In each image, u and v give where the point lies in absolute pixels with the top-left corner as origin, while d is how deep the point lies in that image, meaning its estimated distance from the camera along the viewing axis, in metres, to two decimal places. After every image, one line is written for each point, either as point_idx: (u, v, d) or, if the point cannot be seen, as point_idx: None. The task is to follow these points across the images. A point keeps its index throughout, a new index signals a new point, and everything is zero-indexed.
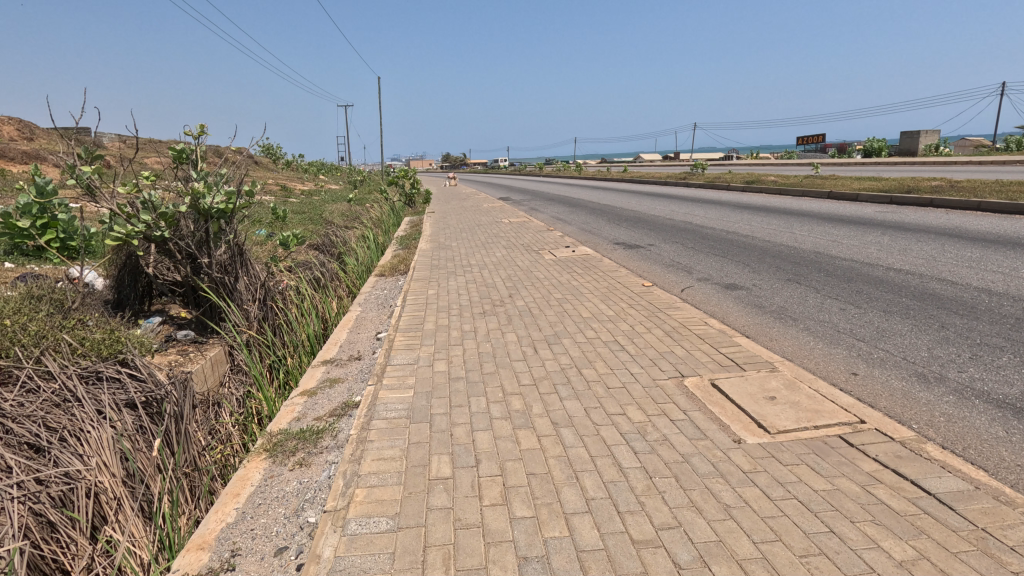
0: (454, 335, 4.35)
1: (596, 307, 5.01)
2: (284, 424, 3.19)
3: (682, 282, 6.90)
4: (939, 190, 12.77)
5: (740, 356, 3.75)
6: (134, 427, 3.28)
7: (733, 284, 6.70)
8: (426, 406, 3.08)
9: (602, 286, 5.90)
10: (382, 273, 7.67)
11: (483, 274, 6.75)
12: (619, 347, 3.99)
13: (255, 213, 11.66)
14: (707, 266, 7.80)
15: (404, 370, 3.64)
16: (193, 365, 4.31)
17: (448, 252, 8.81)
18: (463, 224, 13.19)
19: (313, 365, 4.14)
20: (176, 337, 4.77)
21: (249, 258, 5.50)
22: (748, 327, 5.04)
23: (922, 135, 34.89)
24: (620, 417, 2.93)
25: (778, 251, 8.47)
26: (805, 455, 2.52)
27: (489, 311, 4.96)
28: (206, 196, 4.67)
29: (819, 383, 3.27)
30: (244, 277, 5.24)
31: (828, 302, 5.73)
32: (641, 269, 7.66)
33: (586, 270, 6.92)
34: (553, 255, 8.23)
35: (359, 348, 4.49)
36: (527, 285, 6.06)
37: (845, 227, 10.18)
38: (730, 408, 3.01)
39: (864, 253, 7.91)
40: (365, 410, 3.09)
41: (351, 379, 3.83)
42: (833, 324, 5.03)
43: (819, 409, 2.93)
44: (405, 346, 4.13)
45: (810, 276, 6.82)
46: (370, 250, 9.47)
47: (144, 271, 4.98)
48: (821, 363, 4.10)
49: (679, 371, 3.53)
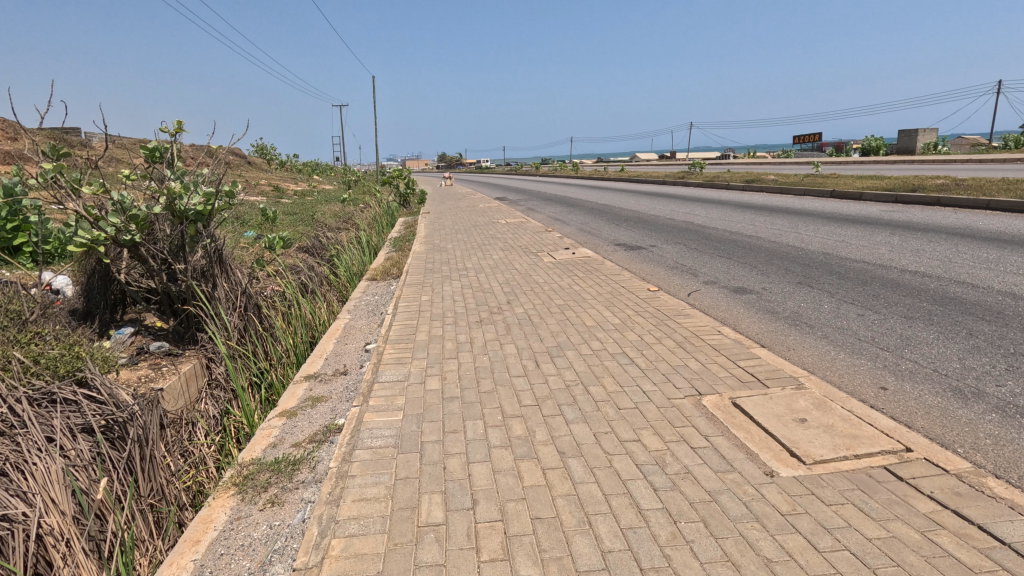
0: (449, 347, 4.02)
1: (600, 315, 4.68)
2: (258, 452, 2.86)
3: (688, 285, 6.59)
4: (946, 188, 12.50)
5: (761, 370, 3.43)
6: (90, 455, 2.94)
7: (742, 288, 6.40)
8: (416, 432, 2.75)
9: (605, 290, 5.58)
10: (373, 276, 7.32)
11: (480, 279, 6.41)
12: (628, 360, 3.67)
13: (244, 215, 11.29)
14: (713, 268, 7.50)
15: (393, 389, 3.31)
16: (166, 381, 3.96)
17: (443, 255, 8.45)
18: (459, 225, 12.87)
19: (295, 381, 3.81)
20: (149, 349, 4.41)
21: (230, 263, 5.14)
22: (762, 335, 4.73)
23: (920, 134, 34.74)
24: (635, 444, 2.60)
25: (786, 252, 8.18)
26: (850, 492, 2.20)
27: (486, 320, 4.63)
28: (183, 197, 4.29)
29: (852, 403, 2.96)
30: (224, 283, 4.89)
31: (844, 306, 5.43)
32: (644, 271, 7.35)
33: (588, 273, 6.59)
34: (553, 258, 7.91)
35: (346, 361, 4.15)
36: (527, 290, 5.74)
37: (852, 226, 9.88)
38: (756, 433, 2.69)
39: (875, 253, 7.62)
40: (347, 437, 2.75)
41: (335, 397, 3.50)
42: (853, 332, 4.72)
43: (857, 434, 2.61)
44: (394, 360, 3.79)
45: (822, 278, 6.52)
46: (362, 254, 9.12)
47: (115, 278, 4.63)
48: (846, 376, 3.78)
49: (695, 389, 3.21)
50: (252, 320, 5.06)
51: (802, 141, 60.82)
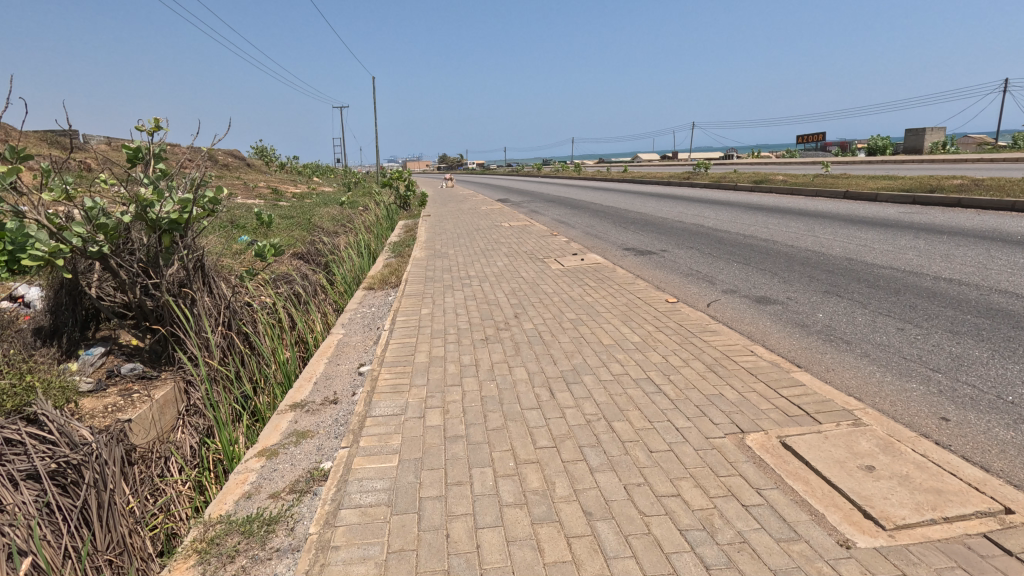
0: (452, 371, 3.59)
1: (618, 332, 4.25)
2: (228, 505, 2.44)
3: (707, 295, 6.17)
4: (967, 189, 12.03)
5: (808, 402, 2.99)
6: (35, 507, 2.54)
7: (765, 297, 5.98)
8: (414, 484, 2.33)
9: (620, 302, 5.16)
10: (371, 285, 6.89)
11: (484, 289, 5.97)
12: (654, 388, 3.25)
13: (240, 220, 10.91)
14: (731, 275, 7.08)
15: (387, 425, 2.88)
16: (135, 410, 3.55)
17: (445, 261, 8.02)
18: (461, 228, 12.48)
19: (279, 412, 3.39)
20: (120, 371, 3.99)
21: (214, 275, 4.72)
22: (795, 353, 4.31)
23: (928, 134, 34.27)
24: (675, 502, 2.18)
25: (807, 258, 7.74)
26: (949, 571, 1.78)
27: (493, 338, 4.19)
28: (158, 204, 3.88)
29: (923, 445, 2.53)
30: (206, 297, 4.46)
31: (880, 319, 4.99)
32: (658, 279, 6.94)
33: (600, 282, 6.17)
34: (561, 264, 7.51)
35: (337, 386, 3.73)
36: (535, 302, 5.32)
37: (873, 230, 9.42)
38: (819, 486, 2.26)
39: (902, 259, 7.19)
40: (331, 490, 2.33)
41: (323, 432, 3.07)
42: (896, 349, 4.27)
43: (941, 488, 2.18)
44: (390, 388, 3.36)
45: (850, 287, 6.09)
46: (360, 260, 8.68)
47: (85, 293, 4.22)
48: (899, 403, 3.35)
49: (736, 426, 2.78)
50: (238, 338, 4.64)
51: (805, 141, 60.27)
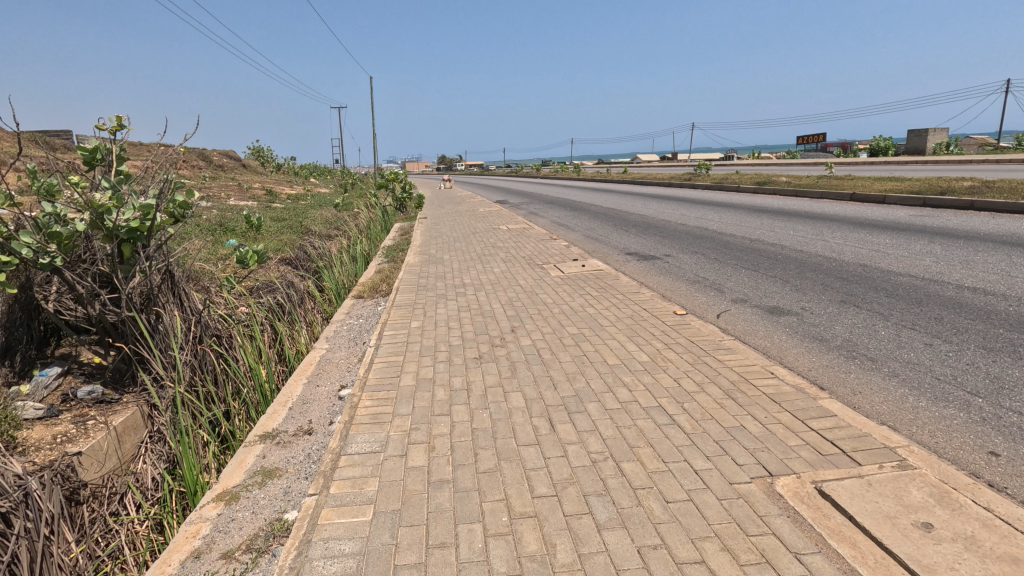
0: (440, 396, 3.23)
1: (624, 350, 3.89)
2: (171, 568, 2.08)
3: (716, 305, 5.82)
4: (979, 191, 11.67)
5: (845, 437, 2.63)
6: None
7: (777, 308, 5.63)
8: (388, 548, 1.97)
9: (625, 315, 4.81)
10: (360, 293, 6.51)
11: (479, 299, 5.62)
12: (667, 420, 2.88)
13: (230, 224, 10.59)
14: (740, 283, 6.73)
15: (364, 467, 2.51)
16: (87, 440, 3.20)
17: (439, 268, 7.65)
18: (458, 231, 12.15)
19: (245, 445, 3.03)
20: (76, 395, 3.62)
21: (185, 285, 4.34)
22: (817, 372, 3.95)
23: (931, 134, 33.92)
24: (700, 572, 1.82)
25: (819, 264, 7.39)
26: None
27: (487, 357, 3.83)
28: (116, 210, 3.51)
29: (986, 495, 2.16)
30: (174, 310, 4.08)
31: (905, 333, 4.64)
32: (663, 287, 6.61)
33: (602, 291, 5.83)
34: (561, 270, 7.16)
35: (313, 413, 3.37)
36: (533, 313, 4.97)
37: (886, 234, 9.06)
38: (870, 551, 1.90)
39: (919, 266, 6.84)
40: (289, 554, 1.97)
41: (292, 471, 2.71)
42: (927, 369, 3.92)
43: (1019, 557, 1.82)
44: (370, 418, 3.00)
45: (868, 296, 5.75)
46: (351, 266, 8.30)
47: (41, 308, 3.87)
48: (942, 435, 2.99)
49: (764, 467, 2.42)
50: (211, 356, 4.27)
51: (806, 142, 59.87)
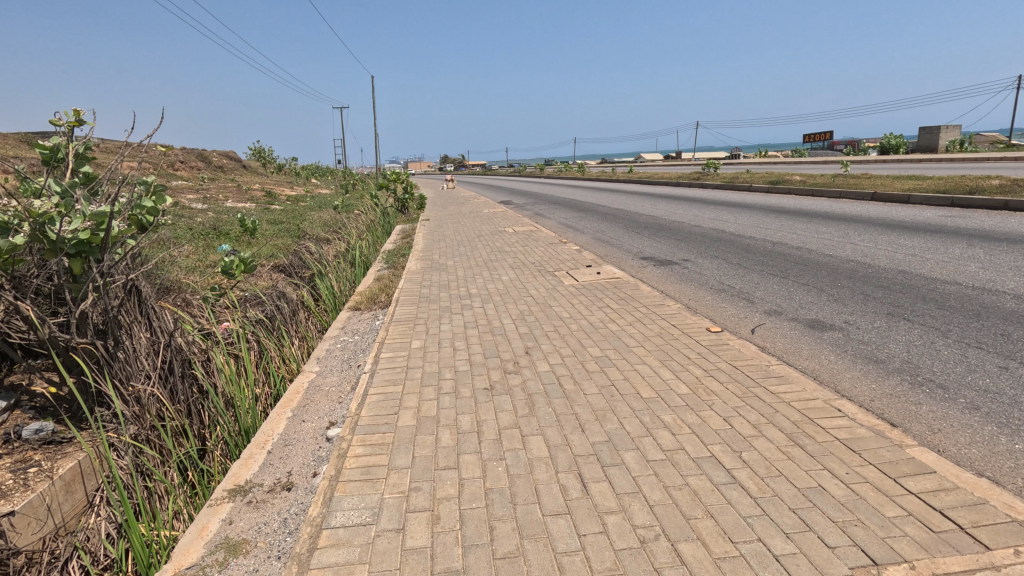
0: (445, 442, 2.69)
1: (658, 380, 3.34)
2: None
3: (749, 318, 5.28)
4: (1012, 189, 11.06)
5: (957, 505, 2.09)
6: None
7: (817, 321, 5.09)
8: None
9: (652, 333, 4.26)
10: (356, 305, 5.97)
11: (487, 313, 5.09)
12: (726, 478, 2.33)
13: (224, 228, 10.11)
14: (770, 292, 6.19)
15: (350, 548, 1.98)
16: (24, 495, 2.69)
17: (442, 276, 7.11)
18: (463, 234, 11.61)
19: (210, 504, 2.50)
20: (19, 434, 3.09)
21: (154, 303, 3.81)
22: (883, 403, 3.40)
23: (944, 130, 33.18)
24: None
25: (852, 270, 6.84)
26: None
27: (499, 388, 3.29)
28: (60, 219, 2.96)
29: None
30: (140, 334, 3.54)
31: (972, 354, 4.07)
32: (687, 296, 6.08)
33: (623, 302, 5.30)
34: (575, 278, 6.62)
35: (295, 459, 2.85)
36: (549, 330, 4.43)
37: (920, 236, 8.48)
38: None
39: (965, 272, 6.28)
40: None
41: (262, 546, 2.19)
42: (1012, 399, 3.36)
43: None
44: (361, 472, 2.47)
45: (917, 308, 5.21)
46: (348, 273, 7.77)
47: None
48: None
49: (864, 552, 1.88)
50: (182, 384, 3.73)
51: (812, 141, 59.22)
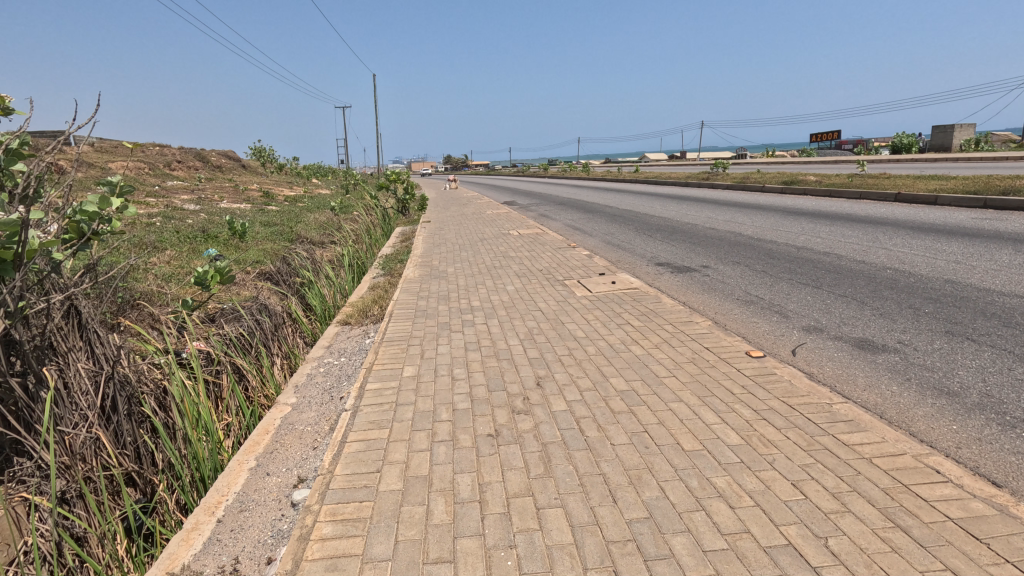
0: (439, 518, 2.09)
1: (701, 425, 2.72)
2: None
3: (787, 336, 4.66)
4: None
5: None
6: None
7: (865, 340, 4.47)
8: None
9: (683, 359, 3.65)
10: (346, 318, 5.38)
11: (492, 330, 4.48)
12: None
13: (214, 231, 9.53)
14: (804, 303, 5.59)
15: None
16: None
17: (442, 285, 6.51)
18: (466, 238, 11.01)
19: None
20: None
21: (98, 324, 3.14)
22: (977, 453, 2.76)
23: (957, 129, 32.44)
24: None
25: (892, 279, 6.21)
26: None
27: (507, 435, 2.68)
28: None
29: None
30: (76, 366, 2.90)
31: None
32: (714, 310, 5.47)
33: (644, 318, 4.70)
34: (587, 288, 6.01)
35: (248, 535, 2.24)
36: (563, 353, 3.82)
37: (959, 241, 7.83)
38: None
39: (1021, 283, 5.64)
40: None
41: None
42: None
43: None
44: (328, 567, 1.86)
45: (978, 325, 4.59)
46: (341, 280, 7.19)
47: None
48: None
49: None
50: (128, 424, 3.15)
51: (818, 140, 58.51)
